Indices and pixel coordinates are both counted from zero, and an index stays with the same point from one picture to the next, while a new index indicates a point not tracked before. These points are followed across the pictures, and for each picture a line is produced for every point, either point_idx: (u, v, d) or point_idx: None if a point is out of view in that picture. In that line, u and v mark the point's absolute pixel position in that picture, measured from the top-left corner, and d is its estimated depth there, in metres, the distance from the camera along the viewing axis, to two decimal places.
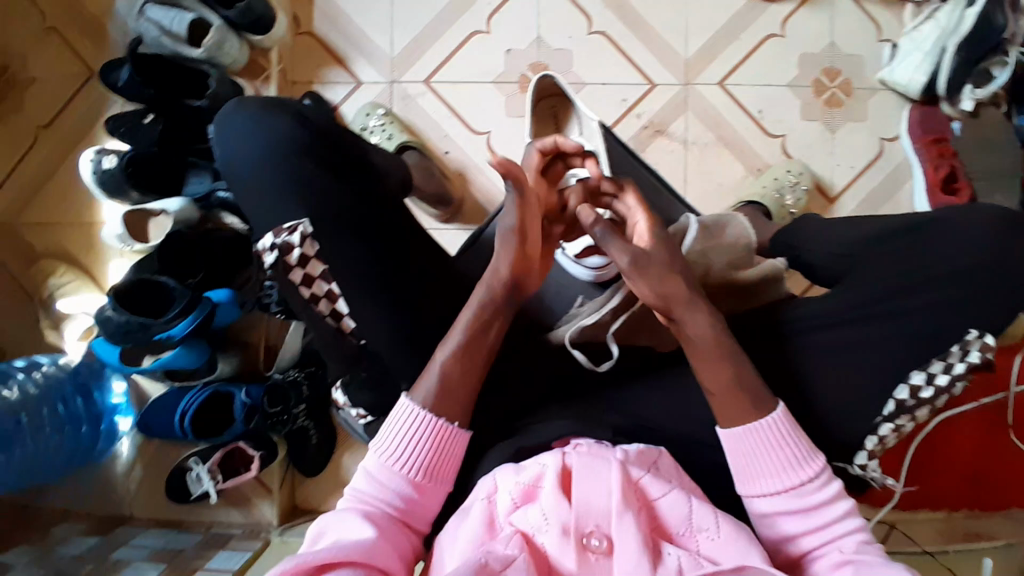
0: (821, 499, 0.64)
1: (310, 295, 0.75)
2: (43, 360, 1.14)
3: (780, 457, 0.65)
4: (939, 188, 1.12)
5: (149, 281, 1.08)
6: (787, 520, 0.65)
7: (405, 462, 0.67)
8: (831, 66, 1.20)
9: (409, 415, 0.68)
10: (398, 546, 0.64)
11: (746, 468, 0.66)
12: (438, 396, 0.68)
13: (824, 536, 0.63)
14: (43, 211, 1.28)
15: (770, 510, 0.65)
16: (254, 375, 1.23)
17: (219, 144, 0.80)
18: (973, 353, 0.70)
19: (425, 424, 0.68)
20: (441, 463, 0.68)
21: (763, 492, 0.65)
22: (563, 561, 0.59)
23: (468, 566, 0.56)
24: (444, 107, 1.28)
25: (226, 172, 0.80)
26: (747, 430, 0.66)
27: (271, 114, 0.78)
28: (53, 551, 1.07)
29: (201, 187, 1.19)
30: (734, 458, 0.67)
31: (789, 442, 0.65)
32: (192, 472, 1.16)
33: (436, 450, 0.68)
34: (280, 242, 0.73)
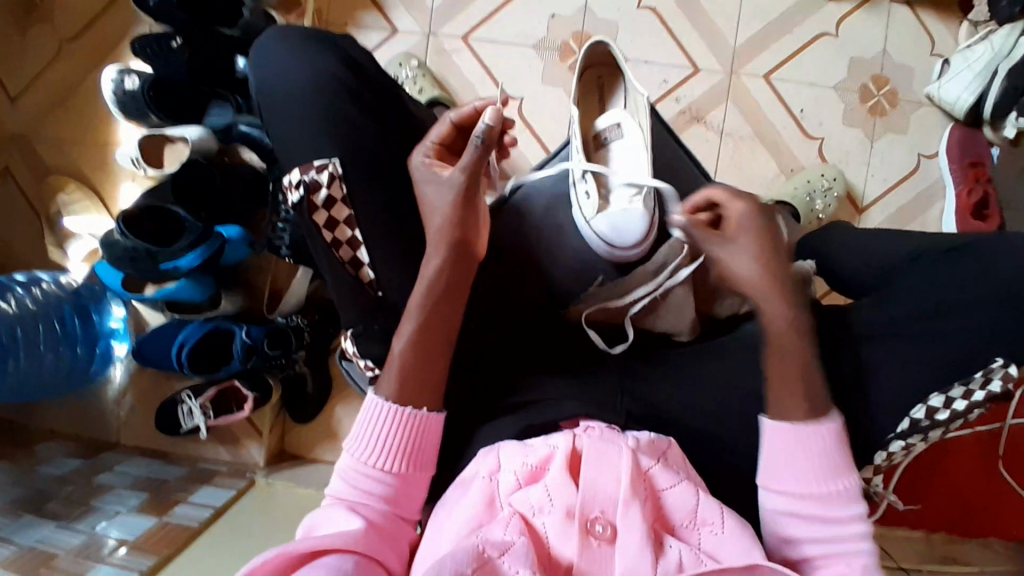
0: (842, 514, 0.64)
1: (331, 239, 0.73)
2: (44, 277, 1.12)
3: (818, 463, 0.64)
4: (970, 213, 1.09)
5: (160, 209, 1.06)
6: (801, 523, 0.64)
7: (386, 455, 0.65)
8: (880, 74, 1.17)
9: (378, 410, 0.66)
10: (389, 536, 0.63)
11: (776, 464, 0.65)
12: (413, 359, 0.66)
13: (835, 548, 0.63)
14: (58, 124, 1.25)
15: (788, 511, 0.65)
16: (257, 316, 1.21)
17: (254, 73, 0.78)
18: (995, 382, 0.69)
19: (400, 416, 0.66)
20: (421, 452, 0.66)
21: (787, 490, 0.65)
22: (564, 543, 0.58)
23: (467, 550, 0.55)
24: (479, 66, 1.25)
25: (260, 104, 0.78)
26: (792, 428, 0.65)
27: (314, 49, 0.76)
28: (36, 469, 1.07)
29: (223, 118, 1.16)
30: (765, 453, 0.66)
31: (828, 452, 0.65)
32: (183, 406, 1.14)
33: (416, 442, 0.66)
34: (307, 180, 0.72)
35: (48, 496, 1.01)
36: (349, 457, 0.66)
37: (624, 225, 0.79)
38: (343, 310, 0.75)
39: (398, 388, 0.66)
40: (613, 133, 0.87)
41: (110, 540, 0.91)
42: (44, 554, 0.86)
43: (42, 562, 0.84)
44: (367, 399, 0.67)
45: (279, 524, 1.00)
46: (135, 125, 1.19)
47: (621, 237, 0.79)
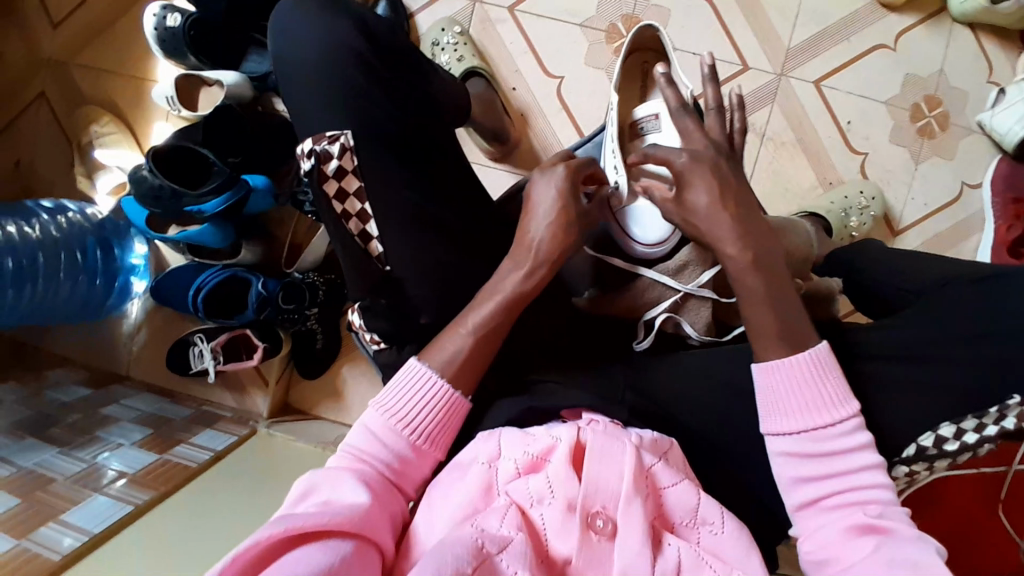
0: (844, 449, 0.60)
1: (341, 211, 0.73)
2: (71, 207, 1.14)
3: (817, 394, 0.61)
4: (1007, 249, 1.05)
5: (189, 151, 1.05)
6: (801, 462, 0.61)
7: (409, 422, 0.67)
8: (933, 94, 1.14)
9: (416, 377, 0.68)
10: (389, 510, 0.62)
11: (771, 406, 0.62)
12: (453, 363, 0.68)
13: (838, 485, 0.59)
14: (97, 55, 1.24)
15: (788, 451, 0.62)
16: (273, 267, 1.21)
17: (276, 32, 0.76)
18: (1009, 419, 0.62)
19: (437, 388, 0.67)
20: (442, 432, 0.68)
21: (785, 431, 0.62)
22: (562, 537, 0.58)
23: (464, 545, 0.55)
24: (522, 40, 1.22)
25: (280, 69, 0.76)
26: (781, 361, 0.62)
27: (336, 13, 0.74)
28: (45, 395, 1.10)
29: (260, 66, 1.15)
30: (759, 395, 0.63)
31: (821, 380, 0.61)
32: (194, 348, 1.16)
33: (444, 417, 0.68)
34: (318, 150, 0.72)
35: (53, 421, 1.04)
36: (371, 419, 0.67)
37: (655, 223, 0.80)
38: (352, 280, 0.75)
39: (449, 365, 0.68)
40: (650, 124, 0.85)
41: (110, 471, 0.93)
42: (43, 478, 0.89)
43: (39, 486, 0.86)
44: (406, 365, 0.69)
45: (272, 476, 1.01)
46: (173, 64, 1.19)
47: (649, 235, 0.80)
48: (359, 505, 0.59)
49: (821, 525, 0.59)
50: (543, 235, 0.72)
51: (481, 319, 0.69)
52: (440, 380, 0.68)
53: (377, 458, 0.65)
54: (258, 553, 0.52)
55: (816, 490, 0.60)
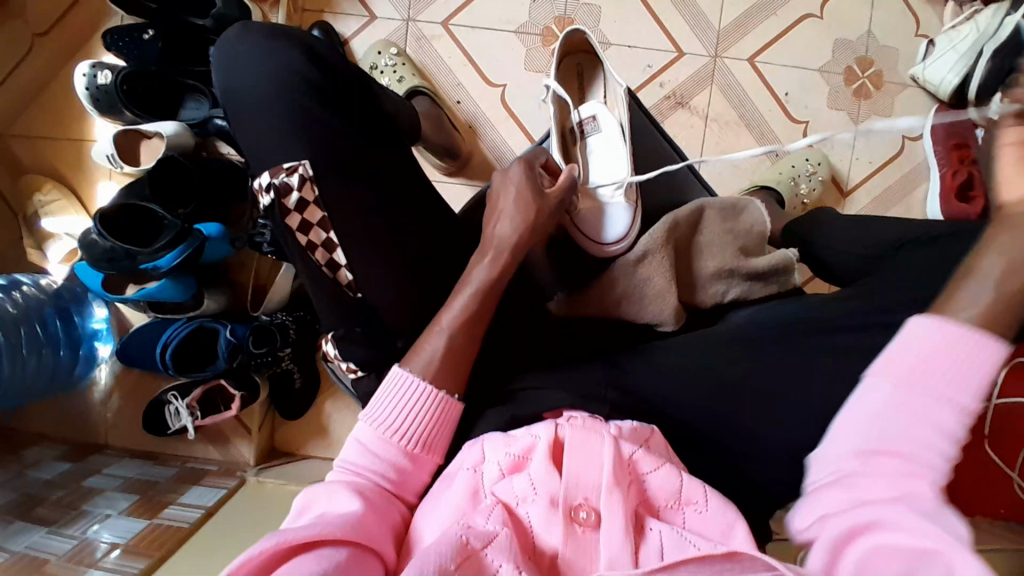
0: (948, 431, 0.52)
1: (306, 242, 0.72)
2: (24, 279, 1.09)
3: (962, 376, 0.52)
4: (954, 195, 1.08)
5: (137, 208, 1.02)
6: (904, 418, 0.52)
7: (401, 429, 0.66)
8: (865, 55, 1.16)
9: (402, 384, 0.67)
10: (386, 516, 0.61)
11: (908, 353, 0.53)
12: (434, 370, 0.68)
13: (904, 456, 0.52)
14: (31, 124, 1.22)
15: (889, 403, 0.53)
16: (240, 313, 1.20)
17: (218, 70, 0.76)
18: None
19: (423, 392, 0.67)
20: (437, 436, 0.67)
21: (909, 383, 0.53)
22: (549, 531, 0.60)
23: (448, 541, 0.55)
24: (460, 53, 1.23)
25: (228, 105, 0.76)
26: (962, 331, 0.52)
27: (267, 51, 0.73)
28: (24, 474, 1.07)
29: (198, 112, 1.13)
30: (902, 339, 0.54)
31: (973, 368, 0.52)
32: (169, 406, 1.13)
33: (435, 420, 0.67)
34: (277, 183, 0.71)
35: (37, 500, 1.01)
36: (361, 429, 0.66)
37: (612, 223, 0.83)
38: (323, 313, 0.74)
39: (430, 366, 0.68)
40: (590, 125, 0.87)
41: (102, 543, 0.91)
42: (37, 560, 0.86)
43: (34, 568, 0.84)
44: (390, 374, 0.68)
45: (271, 521, 1.00)
46: (109, 122, 1.17)
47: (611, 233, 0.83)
48: (352, 514, 0.58)
49: (866, 479, 0.52)
50: (506, 229, 0.73)
51: (450, 317, 0.69)
52: (423, 383, 0.67)
53: (371, 468, 0.64)
54: (254, 566, 0.51)
55: (886, 449, 0.52)
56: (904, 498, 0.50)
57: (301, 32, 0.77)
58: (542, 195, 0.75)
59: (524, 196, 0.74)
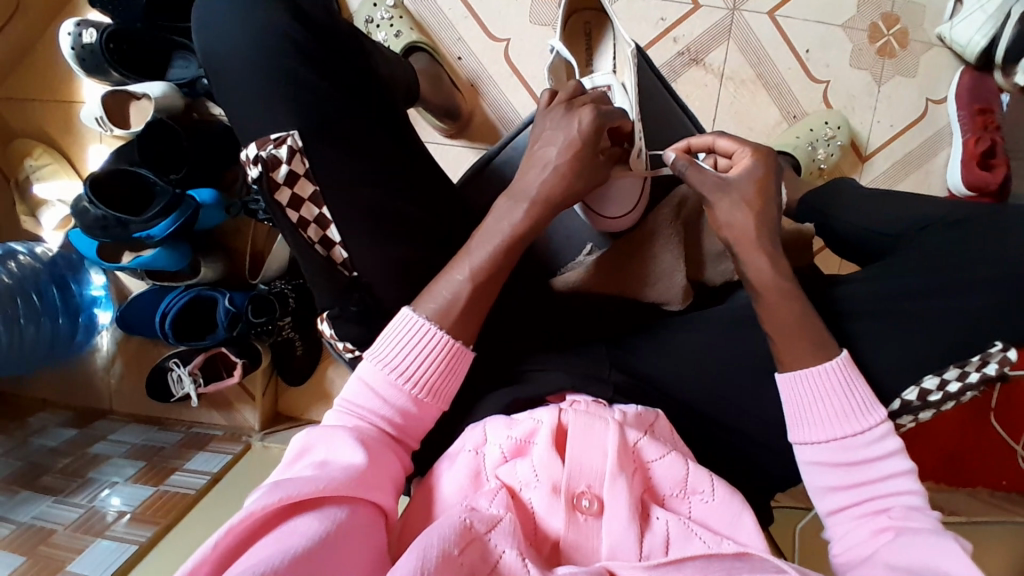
0: (870, 454, 0.59)
1: (298, 219, 0.69)
2: (19, 248, 1.07)
3: (846, 404, 0.60)
4: (976, 162, 1.03)
5: (129, 174, 0.99)
6: (834, 470, 0.60)
7: (406, 373, 0.64)
8: (890, 11, 1.09)
9: (413, 328, 0.65)
10: (387, 467, 0.60)
11: (800, 415, 0.61)
12: (447, 320, 0.65)
13: (865, 493, 0.59)
14: (18, 84, 1.17)
15: (816, 460, 0.61)
16: (238, 280, 1.18)
17: (200, 29, 0.71)
18: (991, 366, 0.64)
19: (434, 339, 0.64)
20: (446, 385, 0.65)
21: (817, 441, 0.60)
22: (551, 518, 0.59)
23: (452, 525, 0.55)
24: (461, 5, 1.16)
25: (213, 74, 0.72)
26: (808, 373, 0.61)
27: (250, 15, 0.68)
28: (30, 442, 1.07)
29: (186, 70, 1.08)
30: (787, 406, 0.62)
31: (851, 389, 0.60)
32: (172, 373, 1.13)
33: (444, 369, 0.65)
34: (264, 155, 0.67)
35: (44, 468, 1.02)
36: (366, 368, 0.64)
37: (615, 196, 0.79)
38: (319, 293, 0.72)
39: (443, 318, 0.65)
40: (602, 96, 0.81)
41: (110, 512, 0.93)
42: (44, 530, 0.87)
43: (42, 539, 0.85)
44: (398, 315, 0.65)
45: None
46: (97, 82, 1.12)
47: (614, 208, 0.79)
48: (355, 466, 0.57)
49: (850, 533, 0.58)
50: (543, 179, 0.69)
51: (453, 292, 0.65)
52: (438, 330, 0.64)
53: (375, 410, 0.63)
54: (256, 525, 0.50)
55: (846, 496, 0.59)
56: (878, 528, 0.56)
57: None
58: (592, 151, 0.70)
59: (571, 145, 0.69)
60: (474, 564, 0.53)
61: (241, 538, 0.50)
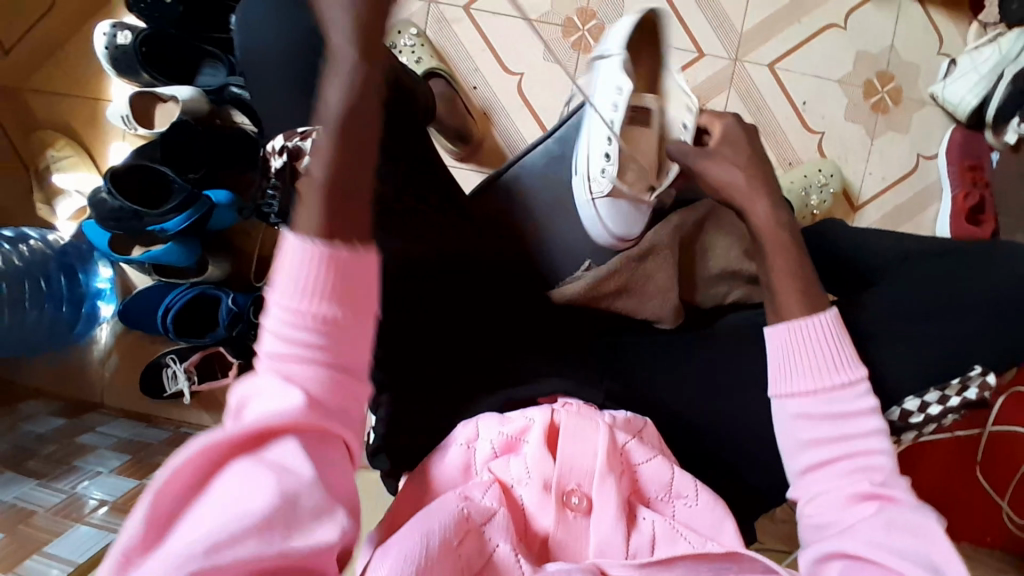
0: (851, 409, 0.64)
1: None
2: (31, 234, 1.10)
3: (829, 359, 0.65)
4: (964, 216, 1.09)
5: (147, 169, 1.02)
6: (817, 423, 0.64)
7: (303, 296, 0.51)
8: (885, 70, 1.16)
9: (294, 251, 0.51)
10: (334, 400, 0.52)
11: (784, 366, 0.66)
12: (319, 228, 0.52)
13: (843, 449, 0.63)
14: (48, 78, 1.22)
15: (798, 413, 0.65)
16: (242, 283, 1.19)
17: (242, 24, 0.76)
18: (971, 389, 0.72)
19: (314, 253, 0.51)
20: (353, 292, 0.52)
21: (799, 391, 0.65)
22: (541, 515, 0.60)
23: (452, 514, 0.55)
24: (479, 38, 1.22)
25: (247, 67, 0.76)
26: (796, 326, 0.66)
27: (285, 17, 0.72)
28: (19, 427, 1.07)
29: (214, 79, 1.12)
30: (772, 357, 0.67)
31: (834, 344, 0.66)
32: (167, 369, 1.15)
33: (338, 279, 0.51)
34: (289, 145, 0.69)
35: (29, 454, 1.02)
36: (266, 306, 0.53)
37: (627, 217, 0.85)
38: None
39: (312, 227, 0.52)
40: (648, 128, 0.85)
41: (91, 499, 0.92)
42: (24, 511, 0.87)
43: (21, 519, 0.85)
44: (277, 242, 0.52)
45: None
46: (126, 81, 1.16)
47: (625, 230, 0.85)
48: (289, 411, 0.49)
49: (827, 487, 0.62)
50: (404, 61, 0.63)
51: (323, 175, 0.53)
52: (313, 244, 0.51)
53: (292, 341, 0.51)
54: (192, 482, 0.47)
55: (827, 451, 0.63)
56: (857, 491, 0.61)
57: None
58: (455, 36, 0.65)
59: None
60: (470, 554, 0.55)
61: (190, 484, 0.47)
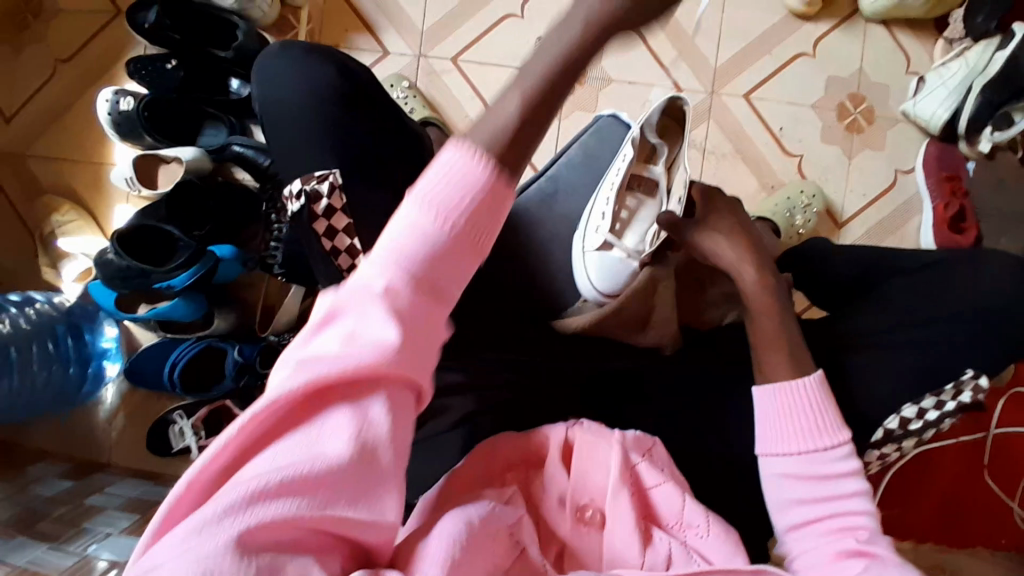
0: (835, 471, 0.66)
1: (331, 246, 0.77)
2: (38, 296, 1.11)
3: (814, 419, 0.67)
4: (946, 226, 1.13)
5: (151, 228, 1.05)
6: (802, 482, 0.66)
7: (441, 214, 0.49)
8: (857, 92, 1.21)
9: (458, 161, 0.49)
10: (427, 335, 0.50)
11: (771, 428, 0.68)
12: (494, 148, 0.50)
13: (828, 509, 0.65)
14: (52, 146, 1.26)
15: (786, 472, 0.67)
16: (246, 335, 1.19)
17: (261, 78, 0.79)
18: (966, 394, 0.73)
19: (478, 168, 0.49)
20: (488, 218, 0.50)
21: (788, 453, 0.67)
22: (557, 523, 0.63)
23: (483, 508, 0.57)
24: (468, 87, 1.27)
25: (265, 117, 0.80)
26: (781, 387, 0.69)
27: (297, 73, 0.77)
28: (29, 490, 1.07)
29: (217, 139, 1.16)
30: (759, 419, 0.70)
31: (818, 406, 0.68)
32: (174, 426, 1.15)
33: (482, 204, 0.50)
34: (308, 189, 0.75)
35: (41, 515, 1.02)
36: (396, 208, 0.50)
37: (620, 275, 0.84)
38: None
39: (490, 142, 0.50)
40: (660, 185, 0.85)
41: (101, 561, 0.90)
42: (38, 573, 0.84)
43: None
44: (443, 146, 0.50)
45: None
46: (128, 145, 1.20)
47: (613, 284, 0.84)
48: (388, 351, 0.47)
49: (813, 544, 0.64)
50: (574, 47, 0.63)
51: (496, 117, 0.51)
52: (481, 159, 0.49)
53: (411, 263, 0.49)
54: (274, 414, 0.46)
55: (811, 511, 0.65)
56: (841, 547, 0.62)
57: (343, 53, 0.80)
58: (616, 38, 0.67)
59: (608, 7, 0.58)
60: (501, 554, 0.55)
61: (267, 425, 0.47)
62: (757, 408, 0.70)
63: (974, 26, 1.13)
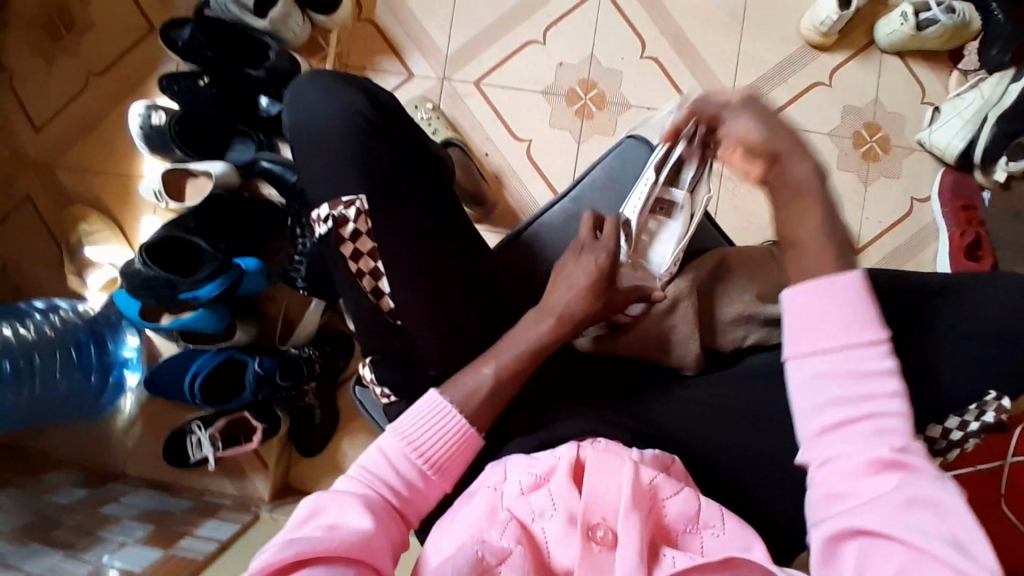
0: (875, 372, 0.56)
1: (356, 270, 0.76)
2: (63, 304, 1.14)
3: (849, 316, 0.58)
4: (963, 253, 1.14)
5: (179, 240, 1.07)
6: (837, 383, 0.57)
7: (420, 448, 0.68)
8: (872, 121, 1.24)
9: (438, 409, 0.70)
10: (390, 535, 0.63)
11: (803, 324, 0.58)
12: (474, 406, 0.71)
13: (863, 412, 0.56)
14: (81, 158, 1.28)
15: (819, 372, 0.58)
16: (267, 347, 1.22)
17: (290, 107, 0.80)
18: (988, 414, 0.68)
19: (455, 422, 0.70)
20: (451, 462, 0.69)
21: (822, 353, 0.57)
22: (564, 550, 0.62)
23: (465, 559, 0.59)
24: (490, 110, 1.30)
25: (292, 141, 0.80)
26: (815, 284, 0.59)
27: (327, 100, 0.78)
28: (45, 498, 1.07)
29: (244, 154, 1.19)
30: (791, 315, 0.59)
31: (856, 302, 0.58)
32: (192, 436, 1.16)
33: (454, 446, 0.69)
34: (335, 215, 0.76)
35: (55, 524, 1.01)
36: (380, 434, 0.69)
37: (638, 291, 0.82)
38: (364, 336, 0.78)
39: (467, 400, 0.71)
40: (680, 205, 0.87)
41: (114, 570, 0.88)
42: None
43: None
44: (427, 397, 0.71)
45: None
46: (159, 158, 1.23)
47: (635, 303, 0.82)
48: (363, 532, 0.61)
49: (844, 454, 0.55)
50: (568, 299, 0.76)
51: (477, 383, 0.71)
52: (459, 417, 0.70)
53: (386, 477, 0.66)
54: None
55: (844, 414, 0.56)
56: (875, 461, 0.54)
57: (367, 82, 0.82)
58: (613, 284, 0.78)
59: (590, 287, 0.77)
60: None
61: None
62: (787, 307, 0.60)
63: (989, 58, 1.16)
